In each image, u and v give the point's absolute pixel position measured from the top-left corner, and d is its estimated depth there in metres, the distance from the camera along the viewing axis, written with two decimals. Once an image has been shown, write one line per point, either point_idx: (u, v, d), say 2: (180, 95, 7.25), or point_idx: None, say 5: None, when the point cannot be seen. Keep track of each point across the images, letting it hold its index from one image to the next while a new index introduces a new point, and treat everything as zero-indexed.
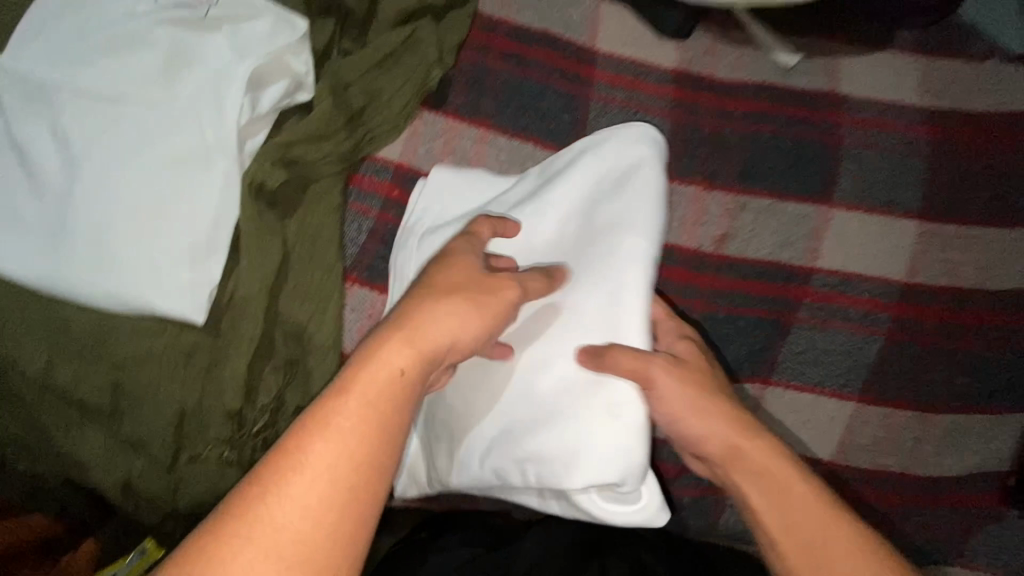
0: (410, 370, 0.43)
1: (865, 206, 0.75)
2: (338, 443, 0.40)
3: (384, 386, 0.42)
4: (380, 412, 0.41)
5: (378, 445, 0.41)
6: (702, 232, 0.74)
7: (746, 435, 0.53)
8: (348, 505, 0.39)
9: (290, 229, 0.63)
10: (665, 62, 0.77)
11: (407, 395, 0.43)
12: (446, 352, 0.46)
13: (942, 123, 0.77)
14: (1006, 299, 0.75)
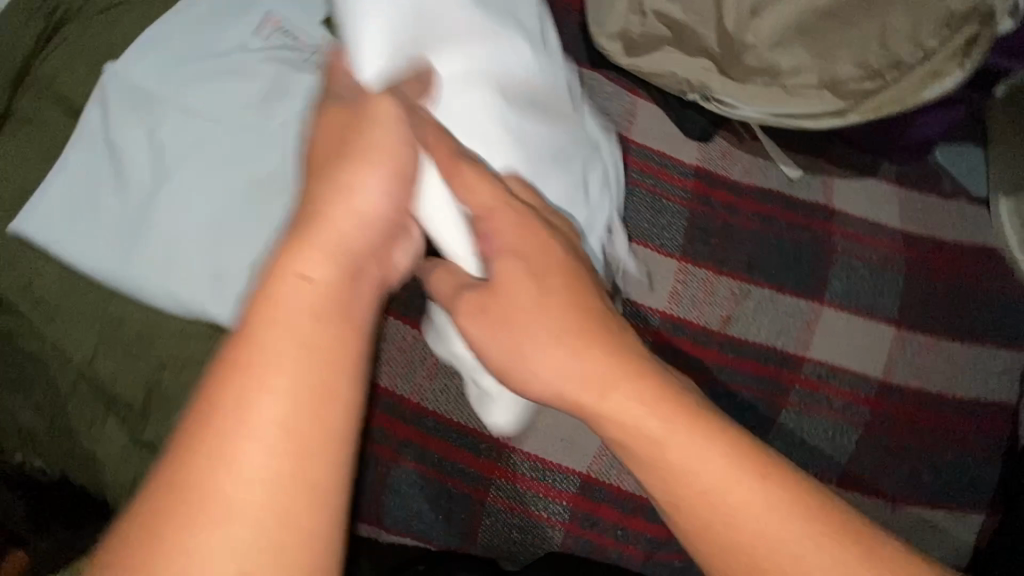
0: (318, 268, 0.44)
1: (850, 308, 0.84)
2: (286, 362, 0.41)
3: (304, 296, 0.43)
4: (318, 321, 0.43)
5: (325, 347, 0.42)
6: (709, 311, 0.81)
7: (624, 398, 0.48)
8: (317, 409, 0.41)
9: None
10: (688, 159, 0.88)
11: (322, 290, 0.44)
12: (356, 234, 0.47)
13: (918, 245, 0.89)
14: (966, 406, 0.84)
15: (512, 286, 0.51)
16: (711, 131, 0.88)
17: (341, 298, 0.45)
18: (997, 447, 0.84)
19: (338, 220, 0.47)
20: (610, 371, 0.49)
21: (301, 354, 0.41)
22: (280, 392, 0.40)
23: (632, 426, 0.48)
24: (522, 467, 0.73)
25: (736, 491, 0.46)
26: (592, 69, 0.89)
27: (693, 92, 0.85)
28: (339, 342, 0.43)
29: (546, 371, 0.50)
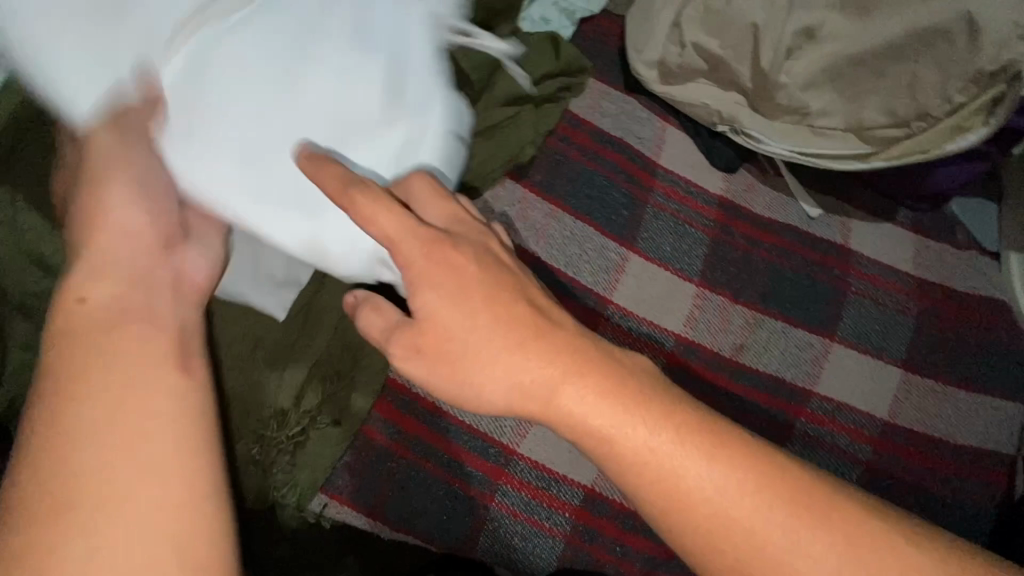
0: (98, 294, 0.49)
1: (860, 347, 0.86)
2: (89, 389, 0.44)
3: (103, 320, 0.48)
4: (118, 337, 0.47)
5: (125, 359, 0.46)
6: (723, 337, 0.83)
7: (578, 393, 0.50)
8: (128, 417, 0.44)
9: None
10: (712, 189, 0.90)
11: (134, 311, 0.49)
12: (121, 254, 0.51)
13: (930, 292, 0.91)
14: (967, 454, 0.85)
15: (440, 308, 0.50)
16: (736, 163, 0.91)
17: (151, 311, 0.50)
18: (994, 496, 0.85)
19: (128, 250, 0.52)
20: (559, 374, 0.50)
21: (105, 373, 0.45)
22: (93, 415, 0.44)
23: (583, 423, 0.50)
24: (528, 474, 0.74)
25: (703, 472, 0.47)
26: (627, 93, 0.92)
27: (722, 123, 0.88)
28: (141, 348, 0.47)
29: (489, 380, 0.51)
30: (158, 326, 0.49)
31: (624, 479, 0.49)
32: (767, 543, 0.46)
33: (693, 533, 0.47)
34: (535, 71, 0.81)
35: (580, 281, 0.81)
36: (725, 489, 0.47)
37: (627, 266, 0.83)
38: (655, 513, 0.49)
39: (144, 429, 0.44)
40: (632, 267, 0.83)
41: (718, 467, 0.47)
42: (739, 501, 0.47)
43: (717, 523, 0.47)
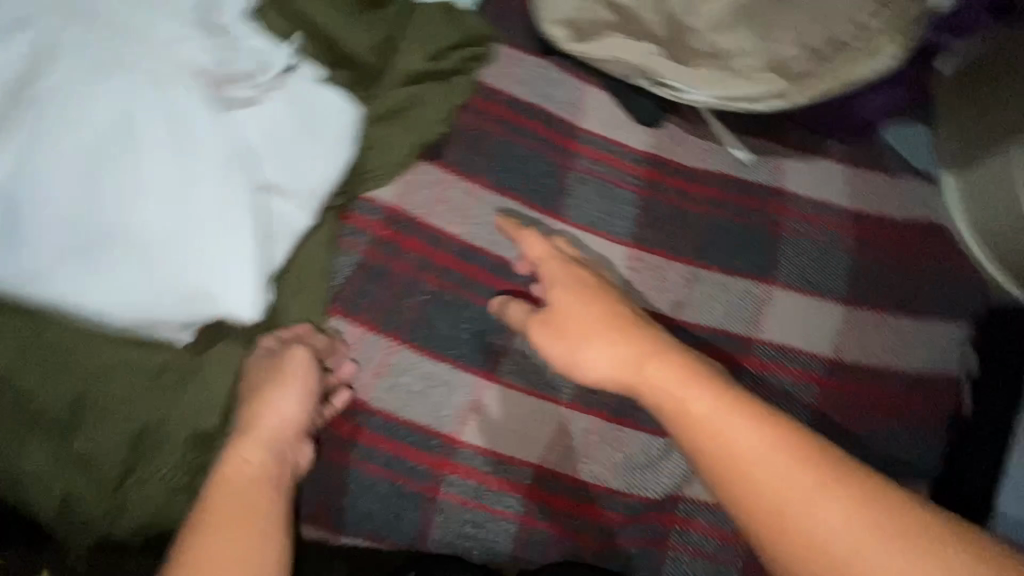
0: (255, 458, 0.57)
1: (800, 288, 0.85)
2: (218, 513, 0.52)
3: (242, 468, 0.56)
4: (248, 487, 0.55)
5: (248, 500, 0.54)
6: (660, 296, 0.81)
7: (662, 367, 0.55)
8: (232, 540, 0.51)
9: (294, 269, 0.69)
10: (637, 145, 0.87)
11: (269, 476, 0.57)
12: (280, 432, 0.60)
13: (867, 224, 0.90)
14: (915, 380, 0.85)
15: (565, 298, 0.62)
16: (658, 118, 0.88)
17: (273, 471, 0.57)
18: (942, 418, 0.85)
19: (275, 419, 0.60)
20: (632, 356, 0.57)
21: (229, 500, 0.53)
22: (210, 531, 0.51)
23: (661, 383, 0.54)
24: (474, 461, 0.72)
25: (759, 447, 0.49)
26: (543, 58, 0.87)
27: (636, 76, 0.84)
28: (258, 494, 0.55)
29: (596, 362, 0.58)
30: (278, 491, 0.56)
31: (687, 437, 0.52)
32: (817, 523, 0.46)
33: (745, 506, 0.49)
34: (436, 43, 0.77)
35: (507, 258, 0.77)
36: (779, 469, 0.48)
37: (558, 237, 0.80)
38: (708, 481, 0.51)
39: (237, 559, 0.50)
40: (563, 237, 0.80)
41: (775, 448, 0.49)
42: (793, 478, 0.47)
43: (773, 501, 0.47)
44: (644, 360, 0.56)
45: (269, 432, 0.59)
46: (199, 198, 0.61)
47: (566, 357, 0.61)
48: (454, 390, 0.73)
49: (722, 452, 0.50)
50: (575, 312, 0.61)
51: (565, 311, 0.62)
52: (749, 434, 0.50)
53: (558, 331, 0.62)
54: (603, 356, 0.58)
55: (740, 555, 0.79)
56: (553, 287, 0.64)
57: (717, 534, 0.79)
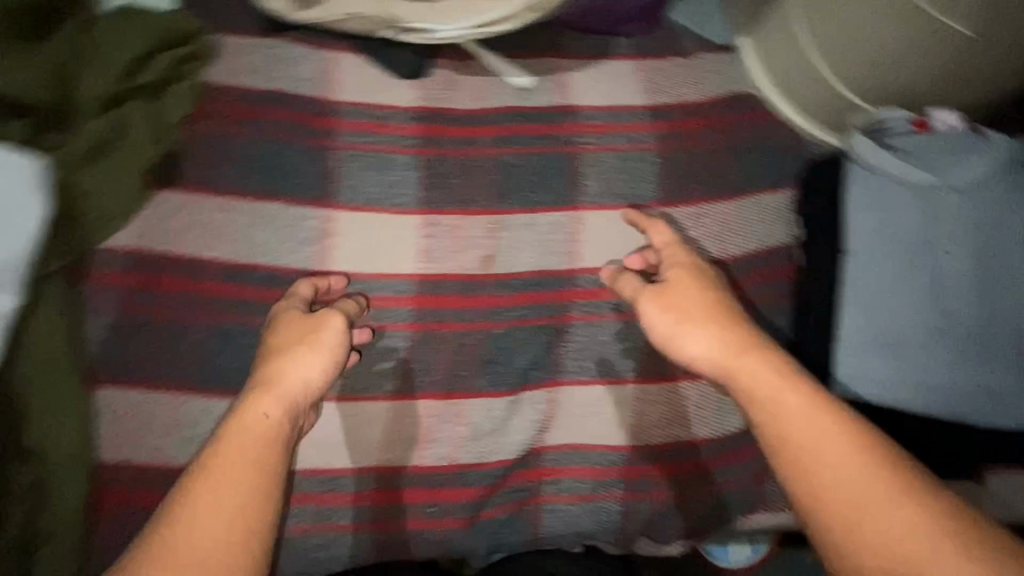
0: (274, 413, 0.56)
1: (611, 205, 0.80)
2: (229, 455, 0.52)
3: (259, 422, 0.55)
4: (264, 438, 0.54)
5: (256, 456, 0.53)
6: (465, 257, 0.75)
7: (754, 360, 0.57)
8: (220, 493, 0.50)
9: (21, 357, 0.62)
10: (405, 101, 0.79)
11: (281, 432, 0.56)
12: (302, 395, 0.59)
13: (671, 116, 0.83)
14: (746, 261, 0.79)
15: (679, 279, 0.65)
16: (422, 67, 0.80)
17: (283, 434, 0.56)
18: (784, 290, 0.78)
19: (297, 383, 0.59)
20: (732, 342, 0.59)
21: (235, 452, 0.52)
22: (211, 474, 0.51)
23: (720, 363, 0.59)
24: (304, 484, 0.70)
25: (844, 459, 0.50)
26: (275, 36, 0.77)
27: (382, 29, 0.77)
28: (271, 447, 0.54)
29: (693, 341, 0.61)
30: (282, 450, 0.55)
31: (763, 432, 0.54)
32: (888, 530, 0.46)
33: (817, 502, 0.49)
34: (121, 56, 0.68)
35: (282, 267, 0.71)
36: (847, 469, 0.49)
37: (334, 227, 0.73)
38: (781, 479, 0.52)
39: (221, 517, 0.49)
40: (340, 226, 0.73)
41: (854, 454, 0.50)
42: (864, 490, 0.48)
43: (844, 506, 0.48)
44: (744, 350, 0.58)
45: (287, 393, 0.58)
46: None
47: (667, 336, 0.63)
48: None
49: (794, 444, 0.52)
50: (677, 299, 0.64)
51: (674, 292, 0.64)
52: (820, 437, 0.51)
53: (666, 306, 0.64)
54: (698, 338, 0.60)
55: (617, 484, 0.77)
56: (672, 262, 0.68)
57: (588, 473, 0.77)
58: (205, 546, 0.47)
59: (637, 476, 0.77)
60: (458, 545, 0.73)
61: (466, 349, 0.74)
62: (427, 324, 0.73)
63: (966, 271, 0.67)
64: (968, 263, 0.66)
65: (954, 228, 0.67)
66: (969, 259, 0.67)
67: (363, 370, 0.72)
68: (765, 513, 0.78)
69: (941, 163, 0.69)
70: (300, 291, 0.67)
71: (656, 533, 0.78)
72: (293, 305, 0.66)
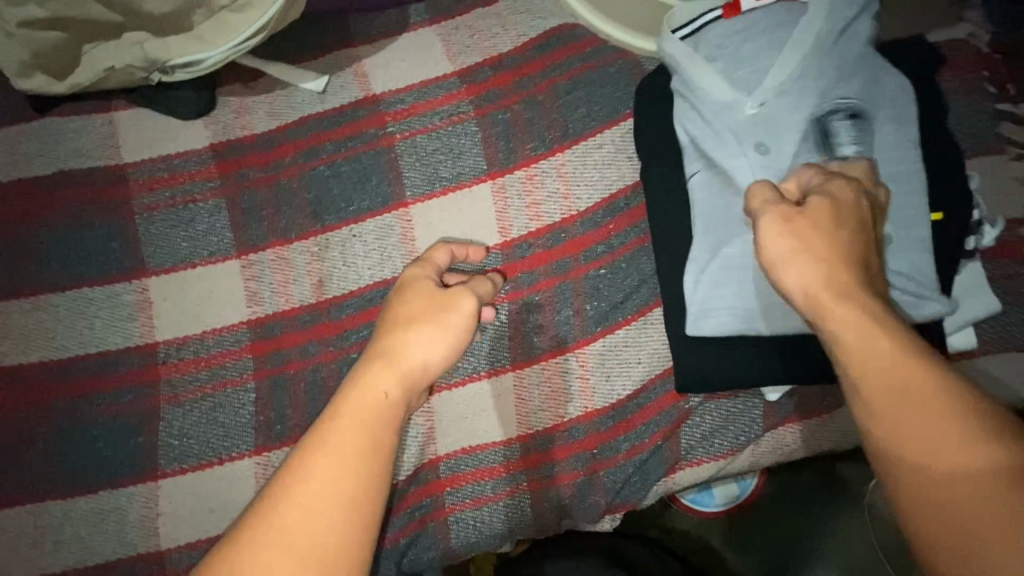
0: (393, 393, 0.50)
1: (437, 192, 0.73)
2: (341, 431, 0.46)
3: (379, 400, 0.49)
4: (373, 416, 0.48)
5: (371, 433, 0.47)
6: (296, 289, 0.71)
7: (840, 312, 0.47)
8: (334, 480, 0.44)
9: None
10: (197, 144, 0.75)
11: (394, 412, 0.49)
12: (420, 376, 0.53)
13: (482, 76, 0.76)
14: (598, 212, 0.72)
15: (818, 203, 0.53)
16: (208, 102, 0.75)
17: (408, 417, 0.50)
18: (642, 234, 0.72)
19: (419, 364, 0.53)
20: (838, 281, 0.49)
21: (351, 433, 0.46)
22: (328, 452, 0.45)
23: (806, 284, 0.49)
24: (191, 559, 0.65)
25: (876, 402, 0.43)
26: (44, 117, 0.73)
27: (151, 72, 0.72)
28: (381, 428, 0.47)
29: (797, 276, 0.50)
30: (391, 436, 0.48)
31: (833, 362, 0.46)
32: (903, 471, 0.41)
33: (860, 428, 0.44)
34: None
35: (106, 351, 0.68)
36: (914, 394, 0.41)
37: (151, 295, 0.70)
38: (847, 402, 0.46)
39: (329, 508, 0.43)
40: (157, 293, 0.70)
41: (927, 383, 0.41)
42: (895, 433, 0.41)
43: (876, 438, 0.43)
44: (842, 295, 0.48)
45: (421, 375, 0.53)
46: None
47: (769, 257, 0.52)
48: (123, 512, 0.65)
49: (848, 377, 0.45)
50: (812, 224, 0.52)
51: (797, 219, 0.52)
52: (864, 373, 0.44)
53: (792, 231, 0.52)
54: (801, 270, 0.50)
55: (520, 477, 0.72)
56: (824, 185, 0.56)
57: (486, 473, 0.72)
58: (316, 532, 0.42)
59: (536, 464, 0.72)
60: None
61: (321, 383, 0.69)
62: (271, 369, 0.69)
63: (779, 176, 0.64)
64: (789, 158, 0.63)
65: (766, 130, 0.64)
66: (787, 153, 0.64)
67: (217, 431, 0.67)
68: (686, 468, 0.73)
69: (741, 63, 0.66)
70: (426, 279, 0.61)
71: (573, 515, 0.74)
72: (428, 275, 0.61)
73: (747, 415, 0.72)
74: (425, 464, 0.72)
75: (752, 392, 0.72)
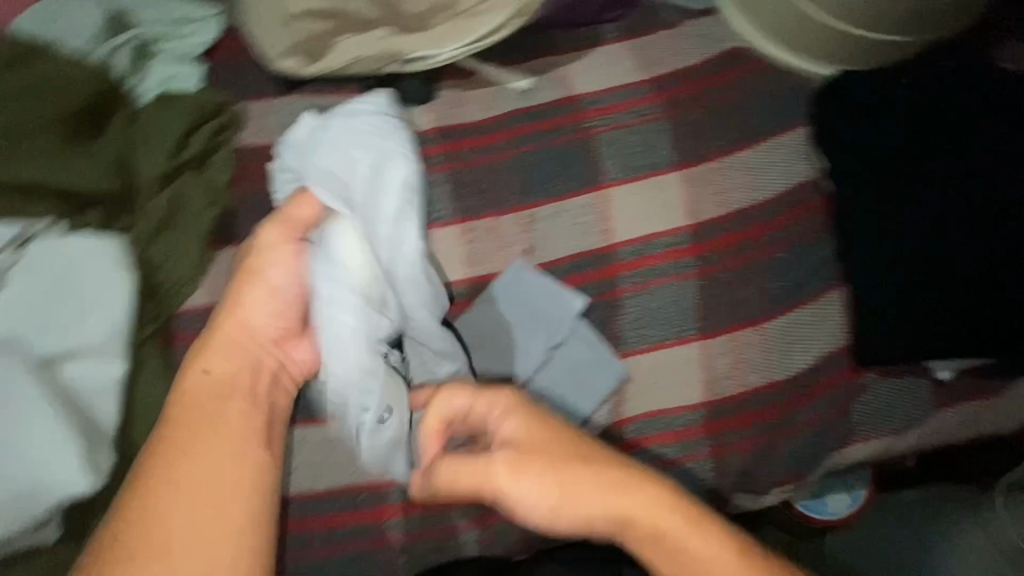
0: (210, 377, 0.63)
1: (633, 177, 0.82)
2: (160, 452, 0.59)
3: (191, 403, 0.61)
4: (186, 425, 0.60)
5: (194, 436, 0.59)
6: (506, 256, 0.80)
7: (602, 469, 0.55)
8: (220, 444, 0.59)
9: (135, 420, 0.66)
10: (420, 126, 0.84)
11: (199, 403, 0.62)
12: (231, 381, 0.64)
13: (670, 84, 0.86)
14: (781, 202, 0.81)
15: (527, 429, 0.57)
16: (431, 91, 0.86)
17: (253, 393, 0.64)
18: (818, 224, 0.81)
19: (194, 380, 0.63)
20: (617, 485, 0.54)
21: (196, 420, 0.60)
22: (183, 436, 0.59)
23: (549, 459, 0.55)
24: (406, 496, 0.74)
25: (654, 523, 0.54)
26: (292, 94, 0.84)
27: (390, 62, 0.83)
28: (210, 425, 0.60)
29: (526, 484, 0.55)
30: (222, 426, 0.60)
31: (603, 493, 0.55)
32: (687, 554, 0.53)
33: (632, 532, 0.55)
34: (166, 140, 0.75)
35: None
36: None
37: None
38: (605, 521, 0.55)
39: (193, 502, 0.56)
40: None
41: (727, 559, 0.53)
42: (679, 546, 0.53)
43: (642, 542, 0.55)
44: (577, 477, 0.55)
45: (243, 331, 0.67)
46: None
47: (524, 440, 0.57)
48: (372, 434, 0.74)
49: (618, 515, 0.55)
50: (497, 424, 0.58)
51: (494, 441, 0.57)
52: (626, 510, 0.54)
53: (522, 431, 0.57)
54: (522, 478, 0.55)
55: (703, 442, 0.78)
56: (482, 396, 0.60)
57: (670, 437, 0.78)
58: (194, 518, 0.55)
59: (719, 431, 0.78)
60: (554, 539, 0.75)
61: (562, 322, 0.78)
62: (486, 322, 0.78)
63: (942, 172, 0.78)
64: (861, 146, 0.80)
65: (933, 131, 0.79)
66: (953, 149, 0.78)
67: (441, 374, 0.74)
68: (856, 443, 0.79)
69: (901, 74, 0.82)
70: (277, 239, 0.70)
71: (750, 483, 0.79)
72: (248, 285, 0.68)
73: (915, 394, 0.79)
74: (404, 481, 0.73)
75: (920, 373, 0.80)
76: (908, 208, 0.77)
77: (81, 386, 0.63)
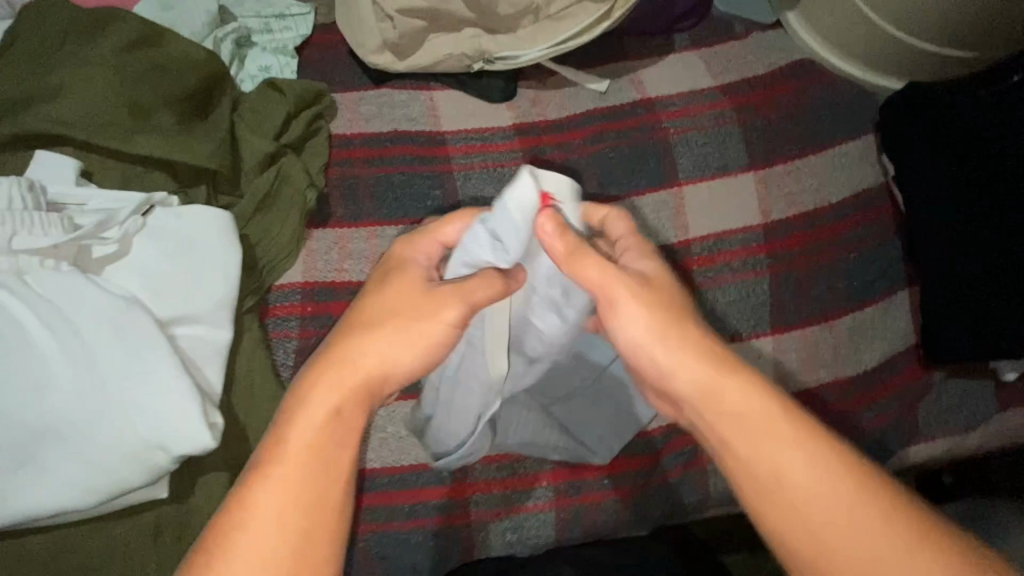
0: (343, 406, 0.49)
1: (706, 177, 0.86)
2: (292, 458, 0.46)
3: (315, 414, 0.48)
4: (315, 437, 0.47)
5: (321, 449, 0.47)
6: None
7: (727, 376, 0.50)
8: (326, 514, 0.46)
9: (236, 386, 0.69)
10: (502, 122, 0.88)
11: (338, 422, 0.48)
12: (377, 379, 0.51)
13: (740, 91, 0.90)
14: (848, 206, 0.86)
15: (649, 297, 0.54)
16: (512, 90, 0.90)
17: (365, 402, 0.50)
18: (881, 229, 0.85)
19: (368, 359, 0.50)
20: (720, 360, 0.50)
21: (314, 428, 0.47)
22: (275, 492, 0.45)
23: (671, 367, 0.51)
24: (489, 473, 0.75)
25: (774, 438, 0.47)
26: (380, 88, 0.88)
27: (477, 60, 0.86)
28: (341, 441, 0.48)
29: (646, 346, 0.51)
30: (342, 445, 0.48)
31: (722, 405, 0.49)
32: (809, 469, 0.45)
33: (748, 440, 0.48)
34: (272, 123, 0.78)
35: None
36: (745, 448, 0.47)
37: None
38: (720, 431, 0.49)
39: (286, 523, 0.45)
40: None
41: (806, 446, 0.46)
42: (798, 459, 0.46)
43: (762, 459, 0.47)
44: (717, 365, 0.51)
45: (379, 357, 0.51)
46: (92, 356, 0.57)
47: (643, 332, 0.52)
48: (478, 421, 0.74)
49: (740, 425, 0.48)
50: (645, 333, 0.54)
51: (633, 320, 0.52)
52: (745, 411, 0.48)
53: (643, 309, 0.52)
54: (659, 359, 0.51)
55: None
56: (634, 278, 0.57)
57: None
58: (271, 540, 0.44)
59: None
60: (632, 527, 0.76)
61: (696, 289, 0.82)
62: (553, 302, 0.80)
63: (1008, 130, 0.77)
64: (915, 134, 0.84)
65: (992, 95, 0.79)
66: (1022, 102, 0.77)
67: None
68: (923, 442, 0.81)
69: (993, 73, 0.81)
70: (415, 256, 0.57)
71: None
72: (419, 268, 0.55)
73: (978, 397, 0.82)
74: (483, 458, 0.75)
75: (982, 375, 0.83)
76: (966, 171, 0.79)
77: (195, 347, 0.64)
